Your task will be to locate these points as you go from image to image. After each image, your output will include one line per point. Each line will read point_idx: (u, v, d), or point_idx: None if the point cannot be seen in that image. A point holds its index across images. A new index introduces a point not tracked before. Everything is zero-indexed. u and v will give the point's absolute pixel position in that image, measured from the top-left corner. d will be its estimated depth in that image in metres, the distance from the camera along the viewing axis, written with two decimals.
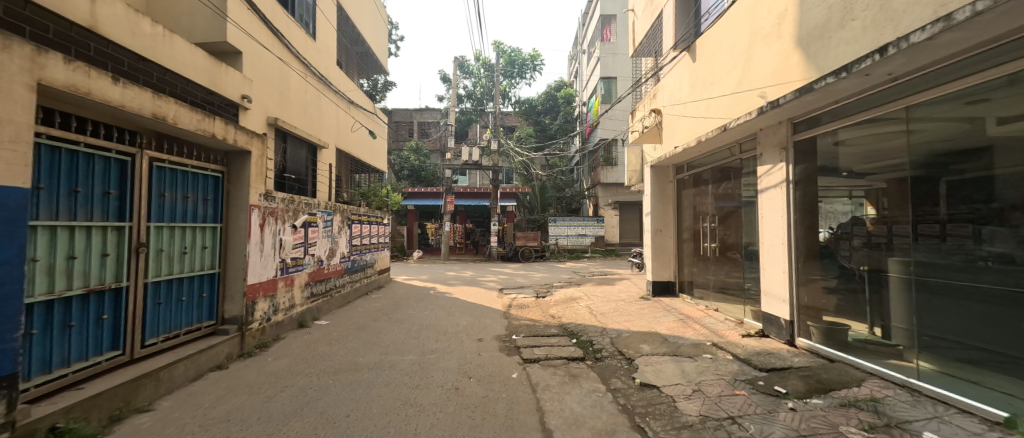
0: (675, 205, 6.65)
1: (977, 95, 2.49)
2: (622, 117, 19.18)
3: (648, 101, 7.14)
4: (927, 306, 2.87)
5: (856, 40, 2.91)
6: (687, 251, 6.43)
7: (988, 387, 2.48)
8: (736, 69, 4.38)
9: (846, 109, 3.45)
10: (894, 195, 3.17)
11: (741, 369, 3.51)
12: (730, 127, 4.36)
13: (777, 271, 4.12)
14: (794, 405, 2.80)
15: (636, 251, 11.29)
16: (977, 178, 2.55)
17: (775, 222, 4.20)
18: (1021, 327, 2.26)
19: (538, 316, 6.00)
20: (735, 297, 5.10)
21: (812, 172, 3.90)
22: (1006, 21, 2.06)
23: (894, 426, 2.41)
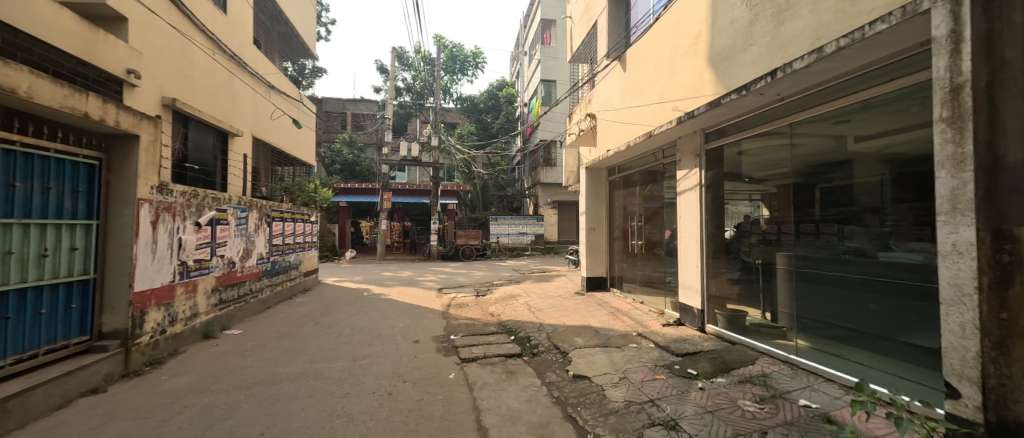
0: (607, 205, 7.08)
1: (842, 116, 3.00)
2: (561, 120, 19.93)
3: (584, 106, 7.48)
4: (804, 293, 3.40)
5: (754, 63, 3.35)
6: (617, 249, 6.88)
7: (845, 359, 3.01)
8: (660, 81, 4.78)
9: (746, 123, 3.95)
10: (782, 198, 3.69)
11: (661, 356, 3.84)
12: (655, 134, 4.75)
13: (692, 265, 4.58)
14: (702, 385, 3.15)
15: (573, 248, 11.81)
16: (841, 185, 3.08)
17: (689, 221, 4.65)
18: (874, 309, 2.77)
19: (477, 315, 5.99)
20: (658, 290, 5.57)
21: (720, 177, 4.39)
22: (860, 57, 2.54)
23: (777, 396, 2.83)
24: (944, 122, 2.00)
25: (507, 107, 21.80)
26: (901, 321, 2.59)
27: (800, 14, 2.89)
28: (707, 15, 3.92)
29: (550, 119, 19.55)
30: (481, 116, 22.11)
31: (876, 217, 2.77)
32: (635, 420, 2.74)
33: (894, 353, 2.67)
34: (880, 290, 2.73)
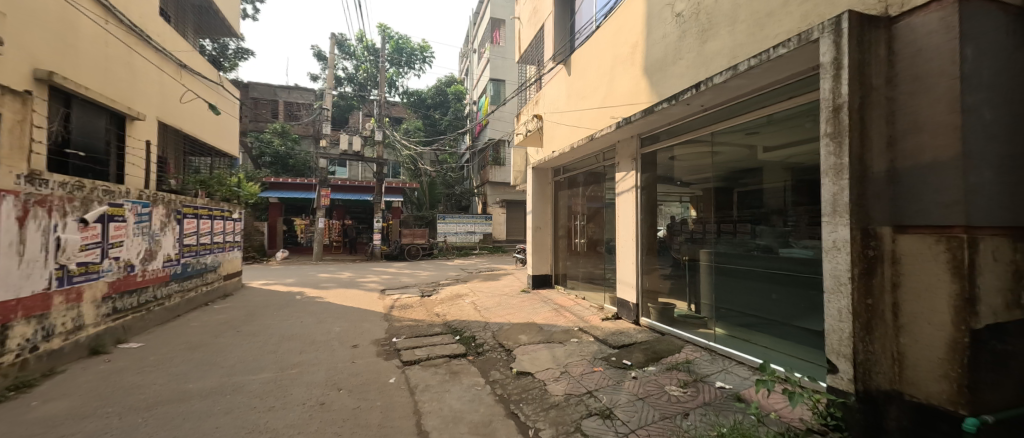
0: (552, 204, 7.28)
1: (753, 128, 3.38)
2: (510, 120, 20.13)
3: (531, 107, 7.62)
4: (722, 285, 3.78)
5: (682, 76, 3.64)
6: (561, 247, 7.10)
7: (754, 343, 3.38)
8: (601, 87, 5.01)
9: (675, 130, 4.28)
10: (706, 200, 4.06)
11: (599, 348, 4.04)
12: (596, 138, 4.97)
13: (629, 262, 4.86)
14: (635, 374, 3.36)
15: (520, 247, 11.99)
16: (753, 189, 3.47)
17: (627, 220, 4.93)
18: (777, 298, 3.15)
19: (421, 316, 5.83)
20: (599, 286, 5.84)
21: (653, 180, 4.70)
22: (767, 75, 2.88)
23: (698, 380, 3.11)
24: (828, 137, 2.31)
25: (456, 104, 21.52)
26: (796, 308, 2.97)
27: (720, 34, 3.22)
28: (643, 28, 4.19)
29: (499, 118, 19.66)
30: (429, 112, 21.58)
31: (780, 218, 3.17)
32: (573, 412, 2.85)
33: (789, 336, 3.06)
34: (781, 281, 3.11)
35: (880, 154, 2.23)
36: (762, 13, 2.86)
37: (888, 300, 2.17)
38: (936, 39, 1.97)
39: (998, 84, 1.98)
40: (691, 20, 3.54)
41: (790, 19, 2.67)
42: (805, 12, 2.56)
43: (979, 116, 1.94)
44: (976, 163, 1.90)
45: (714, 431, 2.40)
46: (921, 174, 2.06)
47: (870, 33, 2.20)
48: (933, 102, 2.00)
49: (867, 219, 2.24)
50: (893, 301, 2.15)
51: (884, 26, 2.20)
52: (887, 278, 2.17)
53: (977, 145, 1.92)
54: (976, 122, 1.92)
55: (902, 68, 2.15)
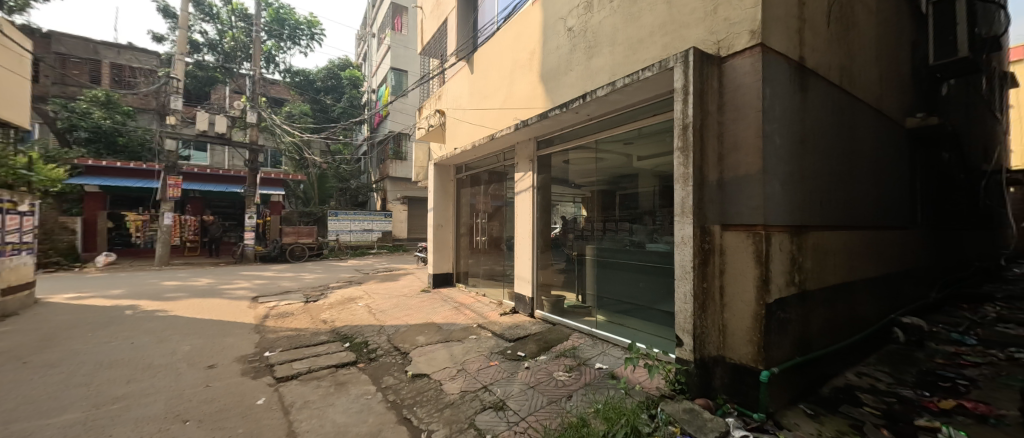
0: (455, 202, 7.21)
1: (630, 139, 3.85)
2: (413, 113, 19.37)
3: (433, 102, 7.41)
4: (603, 277, 4.24)
5: (573, 85, 3.96)
6: (464, 245, 7.10)
7: (627, 326, 3.89)
8: (502, 88, 5.13)
9: (567, 135, 4.62)
10: (593, 200, 4.50)
11: (496, 343, 4.14)
12: (496, 137, 5.05)
13: (525, 259, 5.10)
14: (528, 364, 3.55)
15: (422, 246, 11.62)
16: (629, 192, 3.95)
17: (524, 218, 5.15)
18: (645, 286, 3.66)
19: (302, 324, 5.17)
20: (499, 282, 6.00)
21: (548, 181, 5.01)
22: (638, 93, 3.32)
23: (581, 364, 3.44)
24: (679, 150, 2.76)
25: (352, 90, 19.74)
26: (658, 294, 3.50)
27: (603, 52, 3.61)
28: (540, 36, 4.44)
29: (401, 110, 18.74)
30: (319, 96, 19.35)
31: (649, 217, 3.66)
32: (468, 408, 2.87)
33: (653, 318, 3.58)
34: (648, 271, 3.63)
35: (714, 166, 2.76)
36: (635, 39, 3.32)
37: (717, 283, 2.71)
38: (748, 78, 2.54)
39: (784, 118, 2.64)
40: (579, 36, 3.87)
41: (654, 48, 3.16)
42: (665, 43, 3.07)
43: (773, 142, 2.56)
44: (770, 177, 2.52)
45: (591, 408, 2.69)
46: (738, 184, 2.63)
47: (708, 67, 2.70)
48: (747, 128, 2.57)
49: (705, 219, 2.75)
50: (720, 284, 2.70)
51: (718, 62, 2.73)
52: (717, 266, 2.71)
53: (772, 163, 2.54)
54: (771, 146, 2.54)
55: (728, 97, 2.69)
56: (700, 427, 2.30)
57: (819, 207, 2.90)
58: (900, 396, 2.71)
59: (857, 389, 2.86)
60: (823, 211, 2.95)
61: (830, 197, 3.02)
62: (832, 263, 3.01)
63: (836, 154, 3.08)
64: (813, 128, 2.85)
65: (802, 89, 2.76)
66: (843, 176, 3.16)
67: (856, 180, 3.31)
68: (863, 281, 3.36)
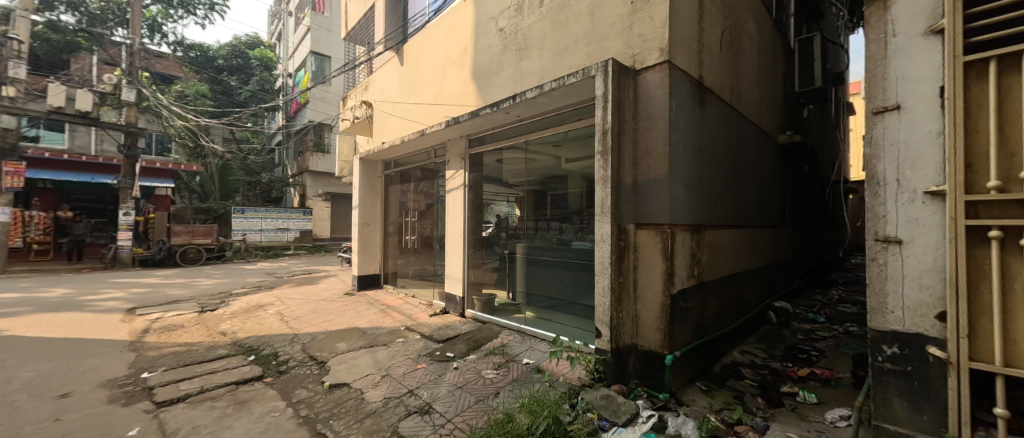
0: (383, 199, 6.84)
1: (557, 141, 4.00)
2: (336, 102, 17.92)
3: (360, 92, 6.95)
4: (532, 274, 4.36)
5: (504, 86, 4.00)
6: (392, 244, 6.82)
7: (554, 321, 4.05)
8: (433, 83, 4.99)
9: (498, 135, 4.64)
10: (523, 200, 4.58)
11: (425, 345, 4.02)
12: (426, 133, 4.88)
13: (457, 258, 5.03)
14: (456, 364, 3.51)
15: (346, 246, 10.86)
16: (556, 192, 4.11)
17: (455, 216, 5.08)
18: (571, 282, 3.85)
19: (195, 338, 4.48)
20: (429, 282, 5.84)
21: (479, 180, 5.01)
22: (564, 97, 3.47)
23: (509, 361, 3.50)
24: (598, 153, 2.93)
25: (263, 72, 17.69)
26: (581, 289, 3.71)
27: (532, 55, 3.71)
28: (471, 34, 4.41)
29: (322, 98, 17.19)
30: (222, 76, 16.93)
31: (577, 216, 3.81)
32: (391, 415, 2.74)
33: (577, 312, 3.77)
34: (573, 268, 3.83)
35: (629, 170, 2.99)
36: (561, 46, 3.46)
37: (631, 277, 2.95)
38: (658, 91, 2.82)
39: (686, 128, 2.97)
40: (510, 37, 3.92)
41: (578, 56, 3.33)
42: (588, 52, 3.25)
43: (677, 151, 2.87)
44: (674, 182, 2.82)
45: (517, 403, 2.75)
46: (649, 187, 2.90)
47: (625, 78, 2.93)
48: (655, 136, 2.85)
49: (621, 219, 2.97)
50: (634, 278, 2.95)
51: (633, 74, 2.97)
52: (631, 262, 2.95)
53: (676, 169, 2.85)
54: (675, 154, 2.85)
55: (641, 107, 2.95)
56: (615, 412, 2.51)
57: (713, 209, 3.31)
58: (772, 368, 3.23)
59: (740, 365, 3.34)
60: (717, 213, 3.38)
61: (722, 200, 3.47)
62: (723, 258, 3.47)
63: (727, 163, 3.54)
64: (710, 139, 3.25)
65: (701, 105, 3.14)
66: (732, 182, 3.66)
67: (742, 186, 3.85)
68: (747, 273, 3.92)
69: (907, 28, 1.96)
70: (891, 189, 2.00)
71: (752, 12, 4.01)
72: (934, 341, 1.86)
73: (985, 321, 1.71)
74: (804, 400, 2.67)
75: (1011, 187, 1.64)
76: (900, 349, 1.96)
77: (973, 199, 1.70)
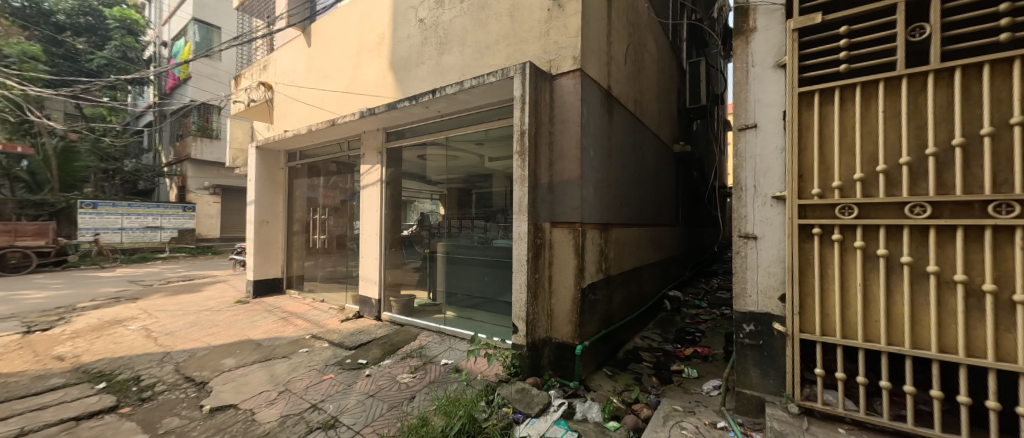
0: (286, 194, 6.13)
1: (479, 140, 4.01)
2: (228, 81, 15.51)
3: (256, 72, 6.12)
4: (453, 273, 4.30)
5: (424, 79, 3.86)
6: (298, 244, 6.17)
7: (475, 319, 4.06)
8: (346, 70, 4.61)
9: (418, 129, 4.45)
10: (444, 198, 4.48)
11: (333, 354, 3.71)
12: (337, 122, 4.47)
13: (372, 258, 4.72)
14: (369, 371, 3.30)
15: (240, 247, 9.50)
16: (479, 191, 4.12)
17: (370, 213, 4.77)
18: (492, 280, 3.89)
19: (14, 367, 3.49)
20: (341, 285, 5.40)
21: (398, 175, 4.79)
22: (485, 95, 3.47)
23: (427, 362, 3.40)
24: (516, 153, 2.98)
25: (125, 36, 14.55)
26: (502, 287, 3.78)
27: (453, 51, 3.64)
28: (389, 22, 4.18)
29: (208, 75, 14.76)
30: (64, 36, 13.48)
31: (501, 215, 3.83)
32: (288, 435, 2.46)
33: (497, 309, 3.83)
34: (494, 265, 3.88)
35: (545, 170, 3.11)
36: (482, 44, 3.46)
37: (546, 273, 3.08)
38: (571, 96, 2.99)
39: (596, 134, 3.21)
40: (431, 29, 3.80)
41: (499, 56, 3.36)
42: (508, 53, 3.30)
43: (588, 154, 3.09)
44: (585, 183, 3.02)
45: (433, 405, 2.68)
46: (563, 187, 3.06)
47: (541, 82, 3.03)
48: (569, 140, 3.02)
49: (538, 217, 3.07)
50: (549, 274, 3.08)
51: (549, 79, 3.10)
52: (547, 258, 3.08)
53: (586, 171, 3.06)
54: (586, 157, 3.06)
55: (557, 111, 3.09)
56: (529, 404, 2.61)
57: (619, 209, 3.63)
58: (665, 350, 3.66)
59: (641, 349, 3.72)
60: (622, 212, 3.71)
61: (627, 200, 3.82)
62: (627, 254, 3.82)
63: (631, 167, 3.91)
64: (616, 144, 3.55)
65: (609, 113, 3.41)
66: (635, 185, 4.05)
67: (643, 188, 4.28)
68: (647, 266, 4.38)
69: (761, 60, 2.36)
70: (749, 193, 2.38)
71: (653, 33, 4.48)
72: (778, 318, 2.27)
73: (810, 301, 2.14)
74: (688, 375, 3.07)
75: (827, 194, 2.08)
76: (754, 326, 2.36)
77: (803, 203, 2.12)
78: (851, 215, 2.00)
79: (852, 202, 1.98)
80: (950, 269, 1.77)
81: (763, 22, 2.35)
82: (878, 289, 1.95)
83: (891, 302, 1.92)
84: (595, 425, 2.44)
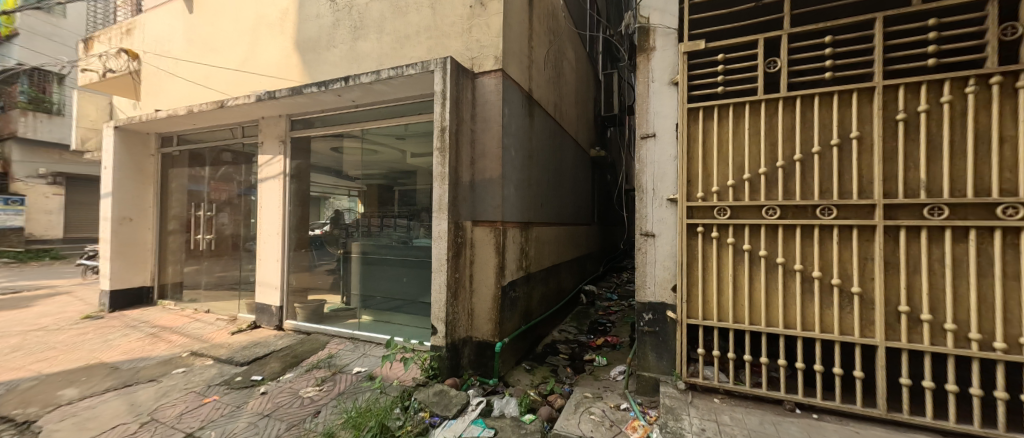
0: (159, 186, 5.17)
1: (399, 134, 3.82)
2: (76, 43, 12.46)
3: (117, 36, 5.03)
4: (370, 275, 4.03)
5: (336, 64, 3.54)
6: (176, 246, 5.23)
7: (393, 322, 3.87)
8: (239, 45, 4.02)
9: (329, 119, 4.07)
10: (359, 195, 4.18)
11: (219, 372, 3.20)
12: (227, 105, 3.86)
13: (271, 260, 4.19)
14: (265, 388, 2.92)
15: (90, 250, 7.73)
16: (401, 188, 3.90)
17: (270, 209, 4.23)
18: (412, 280, 3.76)
19: None
20: (232, 293, 4.71)
21: (304, 168, 4.37)
22: (405, 87, 3.31)
23: (336, 373, 3.13)
24: (437, 149, 2.87)
25: None
26: (421, 287, 3.67)
27: (370, 37, 3.41)
28: None
29: (44, 34, 11.68)
30: None
31: (424, 213, 3.68)
32: None
33: (417, 311, 3.70)
34: (413, 266, 3.75)
35: (467, 168, 3.07)
36: (401, 33, 3.29)
37: (467, 272, 3.05)
38: (492, 96, 3.01)
39: (517, 134, 3.27)
40: (344, 11, 3.51)
41: (419, 48, 3.23)
42: (429, 46, 3.19)
43: (509, 154, 3.14)
44: (506, 183, 3.07)
45: (341, 418, 2.47)
46: (485, 186, 3.06)
47: (463, 79, 2.98)
48: (490, 139, 3.04)
49: (459, 216, 3.01)
50: (469, 273, 3.06)
51: (471, 76, 3.07)
52: (469, 257, 3.05)
53: (507, 170, 3.10)
54: (507, 157, 3.11)
55: (478, 109, 3.07)
56: (446, 406, 2.54)
57: (539, 207, 3.77)
58: (579, 341, 3.91)
59: (557, 342, 3.91)
60: (542, 212, 3.85)
61: (547, 200, 3.98)
62: (546, 251, 3.98)
63: (550, 169, 4.07)
64: (536, 147, 3.66)
65: (530, 115, 3.51)
66: (554, 185, 4.23)
67: (562, 188, 4.50)
68: (565, 263, 4.61)
69: (659, 77, 2.63)
70: (649, 195, 2.63)
71: (572, 42, 4.74)
72: (670, 306, 2.55)
73: (695, 290, 2.45)
74: (599, 364, 3.30)
75: (708, 198, 2.40)
76: (652, 315, 2.62)
77: (691, 205, 2.42)
78: (725, 215, 2.34)
79: (727, 205, 2.32)
80: (792, 260, 2.18)
81: (660, 43, 2.62)
82: (744, 278, 2.31)
83: (753, 288, 2.28)
84: (512, 420, 2.47)
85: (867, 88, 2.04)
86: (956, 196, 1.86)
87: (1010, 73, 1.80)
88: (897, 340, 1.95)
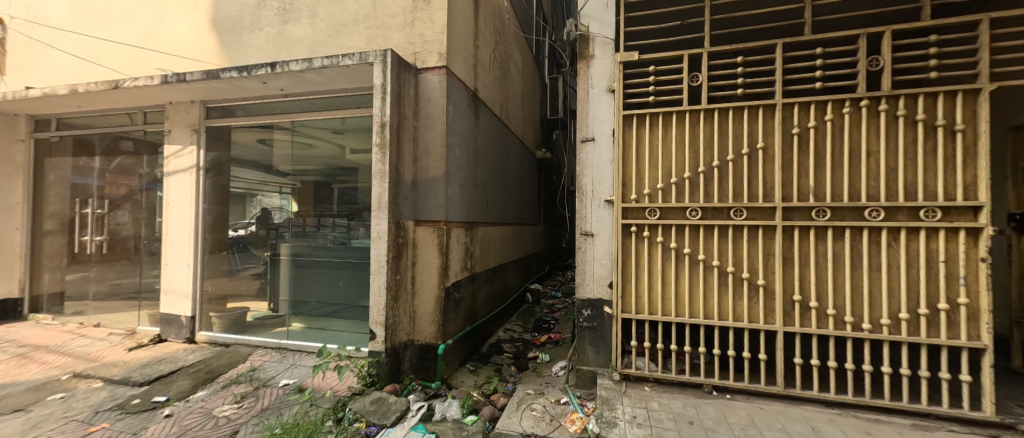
0: (32, 178, 4.35)
1: (335, 128, 3.57)
2: None
3: None
4: (302, 278, 3.72)
5: (261, 48, 3.23)
6: (54, 249, 4.42)
7: (327, 329, 3.62)
8: (141, 18, 3.51)
9: (253, 108, 3.70)
10: (289, 192, 3.85)
11: (111, 395, 2.76)
12: (121, 85, 3.34)
13: (180, 264, 3.70)
14: (171, 410, 2.57)
15: None
16: (340, 185, 3.66)
17: (180, 207, 3.74)
18: (348, 283, 3.57)
19: None
20: (130, 303, 4.09)
21: (223, 161, 3.93)
22: (341, 78, 3.11)
23: (259, 387, 2.85)
24: (376, 145, 2.72)
25: None
26: (359, 290, 3.49)
27: (301, 22, 3.16)
28: None
29: None
30: None
31: (365, 213, 3.49)
32: None
33: (354, 315, 3.51)
34: (350, 267, 3.57)
35: (409, 167, 2.96)
36: (337, 21, 3.09)
37: (409, 274, 2.94)
38: (436, 93, 2.94)
39: (462, 133, 3.23)
40: None
41: (357, 37, 3.06)
42: (369, 36, 3.04)
43: (453, 152, 3.09)
44: (450, 181, 3.02)
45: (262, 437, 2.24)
46: (428, 184, 2.98)
47: (404, 73, 2.87)
48: (434, 136, 2.96)
49: (400, 215, 2.89)
50: (411, 274, 2.97)
51: (414, 71, 2.97)
52: (410, 258, 2.95)
53: (451, 169, 3.05)
54: (451, 156, 3.05)
55: (422, 106, 2.98)
56: (384, 414, 2.41)
57: (484, 207, 3.76)
58: (524, 340, 3.96)
59: (502, 341, 3.93)
60: (487, 212, 3.84)
61: (492, 200, 3.98)
62: (492, 251, 3.98)
63: (496, 169, 4.08)
64: (481, 146, 3.65)
65: (475, 114, 3.48)
66: (500, 185, 4.24)
67: (507, 188, 4.53)
68: (511, 262, 4.65)
69: (598, 83, 2.73)
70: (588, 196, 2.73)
71: (518, 44, 4.79)
72: (608, 302, 2.67)
73: (629, 286, 2.60)
74: (541, 361, 3.37)
75: (640, 199, 2.56)
76: (591, 311, 2.71)
77: (625, 206, 2.56)
78: (655, 216, 2.52)
79: (656, 206, 2.49)
80: (711, 256, 2.41)
81: (598, 51, 2.72)
82: (671, 274, 2.49)
83: (680, 283, 2.47)
84: (454, 422, 2.44)
85: (770, 105, 2.32)
86: (836, 200, 2.18)
87: (874, 99, 2.15)
88: (793, 325, 2.23)
